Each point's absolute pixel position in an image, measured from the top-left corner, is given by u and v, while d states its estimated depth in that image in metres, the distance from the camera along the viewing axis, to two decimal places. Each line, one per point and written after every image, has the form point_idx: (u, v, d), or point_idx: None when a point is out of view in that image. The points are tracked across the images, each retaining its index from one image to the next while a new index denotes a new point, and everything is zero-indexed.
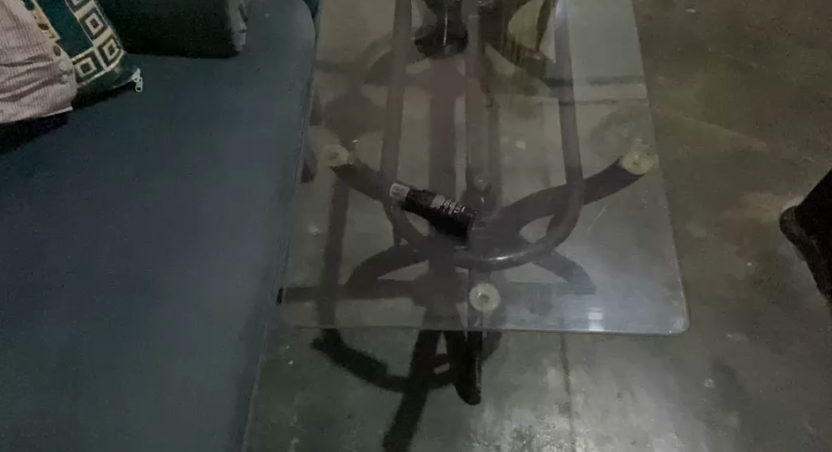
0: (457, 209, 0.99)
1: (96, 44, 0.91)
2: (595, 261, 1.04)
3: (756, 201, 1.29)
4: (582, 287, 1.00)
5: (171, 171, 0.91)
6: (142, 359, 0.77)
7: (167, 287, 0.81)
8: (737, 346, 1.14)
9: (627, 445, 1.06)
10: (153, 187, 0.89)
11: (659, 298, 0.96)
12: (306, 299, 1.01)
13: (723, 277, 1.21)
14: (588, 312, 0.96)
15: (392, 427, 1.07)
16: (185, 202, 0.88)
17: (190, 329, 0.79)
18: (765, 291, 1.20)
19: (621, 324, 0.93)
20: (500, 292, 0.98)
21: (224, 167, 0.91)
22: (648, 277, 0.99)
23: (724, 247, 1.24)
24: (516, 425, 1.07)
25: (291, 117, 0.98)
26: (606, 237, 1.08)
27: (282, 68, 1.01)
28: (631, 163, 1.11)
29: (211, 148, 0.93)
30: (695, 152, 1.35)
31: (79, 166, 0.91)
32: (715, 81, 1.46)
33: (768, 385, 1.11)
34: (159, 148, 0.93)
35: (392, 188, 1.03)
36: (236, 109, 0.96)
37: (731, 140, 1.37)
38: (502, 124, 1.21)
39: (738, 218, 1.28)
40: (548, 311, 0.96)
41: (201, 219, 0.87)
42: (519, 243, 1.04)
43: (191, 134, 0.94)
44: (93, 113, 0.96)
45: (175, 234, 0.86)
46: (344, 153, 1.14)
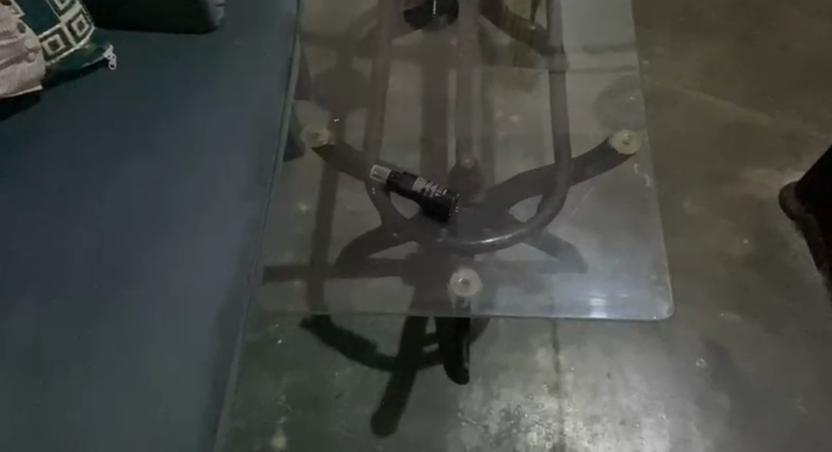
0: (439, 191, 0.98)
1: (63, 20, 0.89)
2: (587, 242, 1.01)
3: (755, 177, 1.27)
4: (568, 271, 0.97)
5: (146, 156, 0.88)
6: (116, 351, 0.75)
7: (141, 277, 0.80)
8: (730, 325, 1.12)
9: (615, 426, 1.05)
10: (128, 173, 0.87)
11: (643, 283, 0.94)
12: (294, 277, 0.99)
13: (718, 254, 1.19)
14: (575, 297, 0.94)
15: (380, 406, 1.06)
16: (163, 189, 0.86)
17: (167, 319, 0.78)
18: (761, 270, 1.17)
19: (607, 310, 0.92)
20: (483, 279, 0.96)
21: (202, 152, 0.89)
22: (634, 261, 0.97)
23: (721, 225, 1.22)
24: (505, 405, 1.06)
25: (272, 98, 0.95)
26: (596, 221, 1.03)
27: (261, 45, 0.98)
28: (621, 142, 1.08)
29: (189, 131, 0.90)
30: (693, 126, 1.32)
31: (53, 151, 0.89)
32: (716, 51, 1.42)
33: (759, 363, 1.09)
34: (135, 132, 0.90)
35: (373, 170, 1.01)
36: (216, 91, 0.94)
37: (732, 113, 1.34)
38: (498, 99, 1.21)
39: (735, 194, 1.25)
40: (531, 298, 0.93)
41: (179, 205, 0.85)
42: (504, 226, 1.02)
43: (168, 117, 0.91)
44: (69, 93, 0.93)
45: (152, 221, 0.84)
46: (325, 132, 1.12)
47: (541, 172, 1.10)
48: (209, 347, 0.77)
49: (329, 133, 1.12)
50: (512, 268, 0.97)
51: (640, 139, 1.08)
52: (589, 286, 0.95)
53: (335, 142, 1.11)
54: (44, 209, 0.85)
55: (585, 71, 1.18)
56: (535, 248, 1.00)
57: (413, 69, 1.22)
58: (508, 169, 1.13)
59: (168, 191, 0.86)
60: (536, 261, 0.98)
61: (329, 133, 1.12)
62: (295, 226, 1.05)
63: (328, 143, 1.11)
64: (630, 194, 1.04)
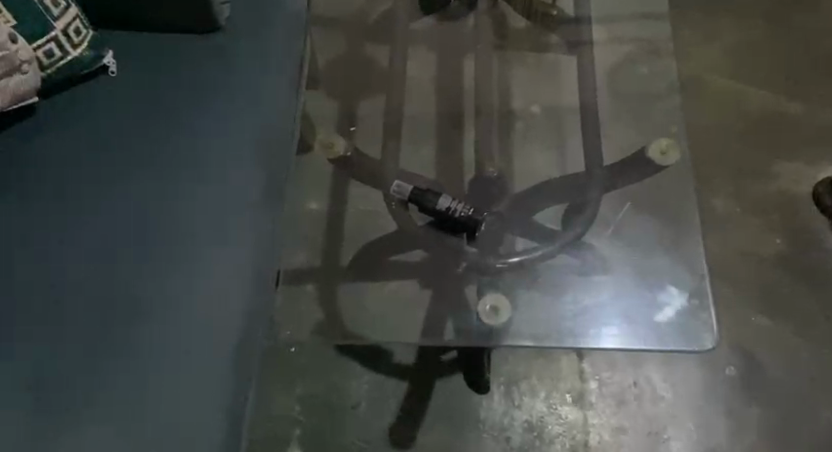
0: (464, 210, 0.92)
1: (58, 27, 0.83)
2: (624, 264, 0.96)
3: (788, 171, 1.21)
4: (602, 295, 0.92)
5: (154, 169, 0.84)
6: (129, 383, 0.71)
7: (152, 302, 0.76)
8: (761, 330, 1.08)
9: (642, 438, 1.01)
10: (135, 188, 0.83)
11: (684, 310, 0.89)
12: (306, 282, 0.98)
13: (749, 255, 1.14)
14: (609, 327, 0.89)
15: (398, 416, 1.03)
16: (171, 203, 0.82)
17: (177, 344, 0.74)
18: (795, 271, 1.12)
19: (643, 340, 0.87)
20: (510, 305, 0.90)
21: (210, 162, 0.85)
22: (671, 285, 0.92)
23: (752, 223, 1.16)
24: (527, 416, 1.03)
25: (282, 102, 0.90)
26: (630, 239, 0.98)
27: (268, 43, 0.93)
28: (658, 152, 1.02)
29: (196, 140, 0.86)
30: (722, 117, 1.26)
31: (55, 165, 0.84)
32: (746, 34, 1.35)
33: (793, 372, 1.05)
34: (138, 142, 0.85)
35: (392, 187, 0.97)
36: (223, 96, 0.89)
37: (763, 102, 1.27)
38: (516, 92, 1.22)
39: (766, 189, 1.19)
40: (562, 328, 0.89)
41: (187, 224, 0.81)
42: (532, 243, 0.96)
43: (173, 125, 0.87)
44: (69, 101, 0.88)
45: (159, 238, 0.80)
46: (340, 142, 1.06)
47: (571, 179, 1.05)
48: (223, 379, 0.72)
49: (343, 143, 1.07)
50: (542, 294, 0.92)
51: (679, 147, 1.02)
52: (624, 314, 0.90)
53: (352, 154, 1.06)
54: (43, 227, 0.80)
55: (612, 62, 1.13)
56: (565, 267, 0.95)
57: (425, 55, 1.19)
58: (536, 173, 1.09)
59: (176, 204, 0.82)
60: (567, 285, 0.94)
61: (345, 144, 1.06)
62: (303, 225, 1.02)
63: (344, 155, 1.05)
64: (667, 212, 0.99)
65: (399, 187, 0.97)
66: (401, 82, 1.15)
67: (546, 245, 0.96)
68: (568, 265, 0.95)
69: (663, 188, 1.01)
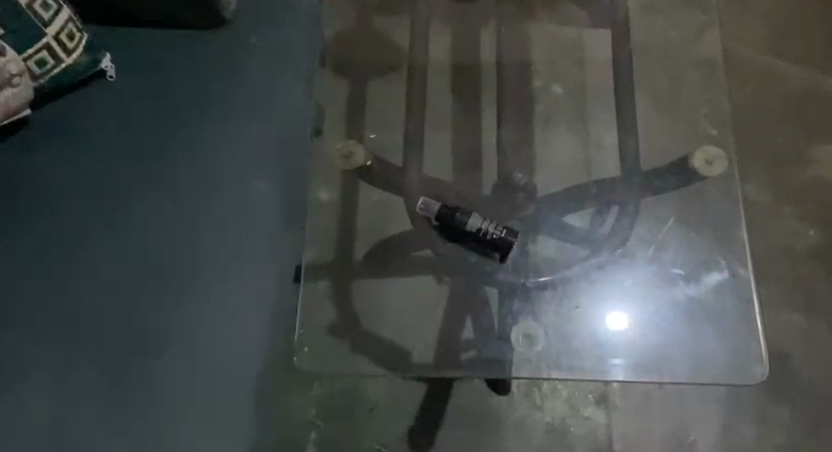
0: (496, 231, 0.90)
1: (50, 33, 0.89)
2: (669, 279, 0.92)
3: (824, 157, 1.15)
4: (650, 317, 0.90)
5: (182, 184, 1.00)
6: (176, 365, 0.90)
7: (191, 295, 0.94)
8: (791, 326, 1.05)
9: (664, 439, 0.99)
10: (168, 199, 0.99)
11: (735, 338, 0.89)
12: (320, 279, 0.99)
13: (780, 246, 1.09)
14: (655, 356, 0.87)
15: (416, 421, 1.00)
16: (212, 210, 0.99)
17: (206, 340, 0.92)
18: (828, 264, 1.08)
19: (688, 372, 0.86)
20: (546, 332, 0.89)
21: (244, 178, 1.02)
22: (723, 310, 0.91)
23: (783, 212, 1.11)
24: (549, 418, 1.01)
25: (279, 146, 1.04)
26: (672, 252, 0.94)
27: (268, 77, 1.09)
28: (704, 162, 1.00)
29: (231, 155, 1.03)
30: (755, 97, 1.19)
31: (88, 179, 0.98)
32: (783, 6, 1.27)
33: (822, 371, 1.02)
34: (159, 166, 1.00)
35: (419, 205, 0.94)
36: (251, 119, 1.06)
37: (800, 80, 1.20)
38: (538, 68, 1.17)
39: (800, 176, 1.14)
40: (610, 353, 0.87)
41: (214, 233, 0.98)
42: (566, 257, 0.94)
43: (210, 142, 1.03)
44: (105, 118, 1.02)
45: (204, 240, 0.97)
46: (360, 152, 1.02)
47: (607, 188, 1.02)
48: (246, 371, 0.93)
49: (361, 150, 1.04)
50: (586, 316, 0.90)
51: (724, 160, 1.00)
52: (674, 339, 0.89)
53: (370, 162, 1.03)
54: (87, 230, 0.95)
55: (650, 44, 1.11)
56: (610, 282, 0.92)
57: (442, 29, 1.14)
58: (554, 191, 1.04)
59: (217, 211, 0.99)
60: (611, 305, 0.90)
61: (364, 150, 1.03)
62: (316, 219, 1.00)
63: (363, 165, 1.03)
64: (718, 228, 0.96)
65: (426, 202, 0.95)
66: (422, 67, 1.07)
67: (588, 263, 0.93)
68: (615, 282, 0.92)
69: (712, 201, 0.97)
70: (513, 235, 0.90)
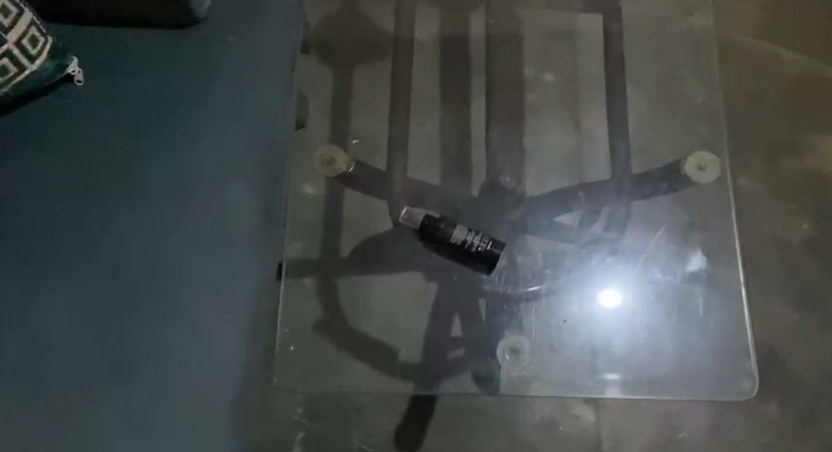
0: (481, 244, 0.92)
1: (11, 40, 0.71)
2: (657, 288, 0.92)
3: (821, 147, 1.12)
4: (644, 329, 0.91)
5: (155, 151, 0.78)
6: (138, 393, 0.70)
7: (160, 300, 0.73)
8: (784, 324, 1.03)
9: (655, 436, 0.99)
10: (140, 172, 0.78)
11: (723, 350, 0.91)
12: (305, 276, 0.98)
13: (775, 240, 1.07)
14: (643, 370, 0.89)
15: (405, 419, 0.99)
16: (161, 239, 0.75)
17: (179, 352, 0.72)
18: (823, 258, 1.06)
19: (676, 389, 0.88)
20: (533, 347, 0.91)
21: (205, 190, 0.78)
22: (714, 321, 0.92)
23: (779, 205, 1.09)
24: (539, 417, 0.99)
25: (273, 109, 0.83)
26: (659, 258, 0.94)
27: (262, 30, 0.85)
28: (695, 167, 0.98)
29: (188, 160, 0.79)
30: (751, 85, 1.16)
31: (42, 147, 0.78)
32: None
33: (814, 368, 1.01)
34: (126, 130, 0.79)
35: (403, 216, 0.99)
36: (212, 110, 0.81)
37: (797, 67, 1.17)
38: (528, 54, 1.13)
39: (795, 167, 1.11)
40: (604, 368, 0.89)
41: (192, 214, 0.77)
42: (552, 264, 0.94)
43: (159, 147, 0.78)
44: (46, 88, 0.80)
45: (151, 283, 0.73)
46: (341, 157, 1.03)
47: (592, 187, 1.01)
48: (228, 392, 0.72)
49: (344, 155, 1.04)
50: (577, 326, 0.91)
51: (717, 162, 0.98)
52: (666, 351, 0.90)
53: (354, 167, 1.04)
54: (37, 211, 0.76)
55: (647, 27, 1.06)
56: (602, 290, 0.92)
57: (431, 18, 1.14)
58: (542, 191, 1.02)
59: (168, 240, 0.75)
60: (599, 317, 0.91)
61: (347, 156, 1.04)
62: (303, 213, 0.99)
63: (345, 170, 1.03)
64: (707, 235, 0.95)
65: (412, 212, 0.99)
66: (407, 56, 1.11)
67: (578, 271, 0.93)
68: (608, 292, 0.92)
69: (703, 209, 0.97)
70: (498, 247, 0.93)
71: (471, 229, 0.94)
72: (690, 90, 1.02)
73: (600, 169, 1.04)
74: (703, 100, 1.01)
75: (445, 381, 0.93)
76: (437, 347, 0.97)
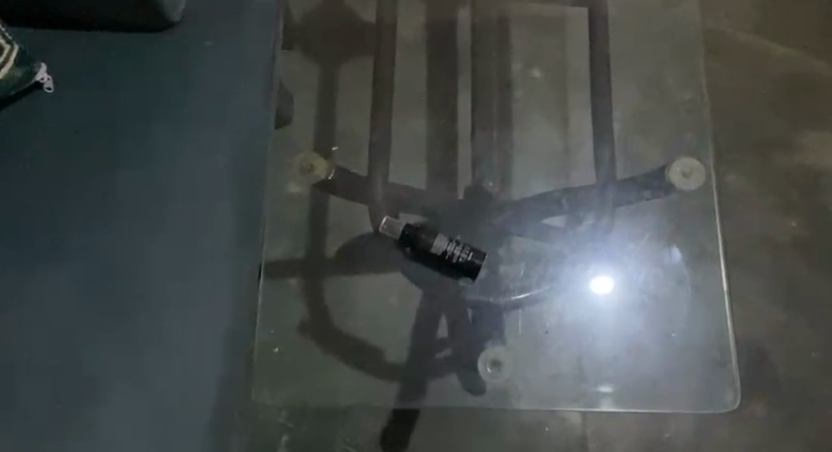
0: (462, 254, 0.87)
1: None
2: (642, 296, 0.92)
3: (811, 144, 1.11)
4: (627, 337, 0.91)
5: (132, 157, 0.76)
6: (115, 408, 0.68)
7: (137, 311, 0.71)
8: (771, 324, 1.03)
9: (640, 437, 0.99)
10: (116, 179, 0.75)
11: (704, 360, 0.91)
12: (289, 276, 0.99)
13: (762, 239, 1.07)
14: (625, 381, 0.90)
15: (392, 420, 0.98)
16: (139, 249, 0.73)
17: (155, 365, 0.70)
18: (810, 257, 1.06)
19: (655, 399, 0.89)
20: (515, 359, 0.90)
21: (184, 196, 0.75)
22: (702, 329, 0.92)
23: (767, 203, 1.08)
24: (525, 418, 0.99)
25: (250, 107, 0.79)
26: (644, 263, 0.93)
27: (241, 27, 0.81)
28: (680, 174, 0.96)
29: (168, 165, 0.76)
30: (742, 80, 1.14)
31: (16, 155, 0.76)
32: None
33: (799, 369, 1.01)
34: (102, 136, 0.76)
35: (383, 225, 0.89)
36: (191, 113, 0.78)
37: (789, 61, 1.15)
38: (516, 47, 1.09)
39: (784, 164, 1.10)
40: (591, 381, 0.89)
41: (170, 222, 0.74)
42: (536, 271, 0.91)
43: (138, 153, 0.76)
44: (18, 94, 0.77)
45: (129, 295, 0.71)
46: (320, 161, 1.00)
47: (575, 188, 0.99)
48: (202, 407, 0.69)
49: (324, 162, 1.01)
50: (559, 336, 0.91)
51: (700, 168, 0.96)
52: (651, 356, 0.91)
53: (332, 176, 1.00)
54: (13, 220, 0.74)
55: (636, 23, 1.04)
56: (582, 300, 0.91)
57: (417, 10, 1.11)
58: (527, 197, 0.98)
59: (146, 250, 0.73)
60: (586, 326, 0.91)
61: (326, 163, 1.01)
62: (286, 211, 1.00)
63: (324, 178, 1.00)
64: (689, 236, 0.95)
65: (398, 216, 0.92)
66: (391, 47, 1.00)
67: (558, 280, 0.91)
68: (589, 303, 0.91)
69: (692, 212, 0.96)
70: (480, 257, 0.87)
71: (453, 237, 0.88)
72: (677, 87, 1.01)
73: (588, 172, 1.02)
74: (692, 96, 1.01)
75: (430, 385, 0.92)
76: (422, 351, 0.94)
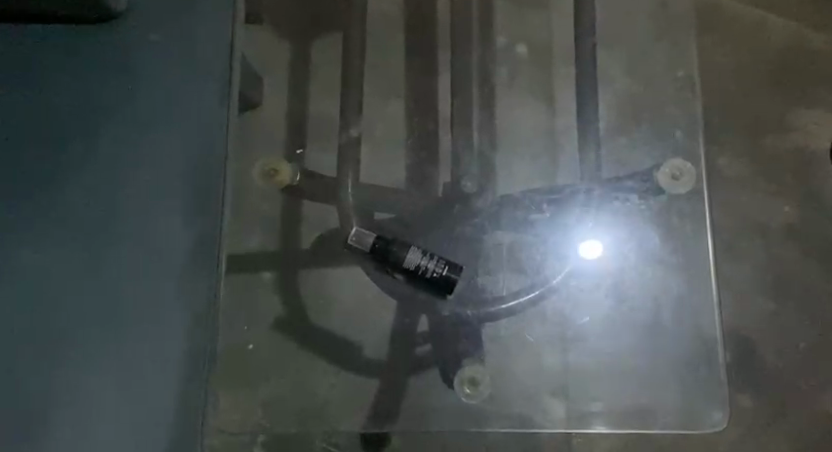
0: (436, 268, 0.83)
1: None
2: (637, 303, 0.86)
3: (807, 124, 1.06)
4: (612, 338, 0.87)
5: (81, 163, 0.70)
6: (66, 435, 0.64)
7: (91, 331, 0.66)
8: (761, 313, 1.00)
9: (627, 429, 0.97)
10: (66, 186, 0.70)
11: (695, 375, 0.85)
12: (263, 270, 0.93)
13: (755, 225, 1.03)
14: (610, 397, 0.85)
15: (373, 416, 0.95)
16: (89, 271, 0.67)
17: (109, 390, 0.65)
18: (803, 243, 1.02)
19: (645, 416, 0.84)
20: (501, 371, 0.86)
21: (136, 214, 0.69)
22: (688, 327, 0.87)
23: (761, 186, 1.04)
24: None
25: (208, 103, 0.71)
26: (641, 269, 0.87)
27: (196, 13, 0.73)
28: (668, 176, 0.89)
29: (117, 179, 0.69)
30: (736, 56, 1.09)
31: None
32: None
33: (789, 358, 0.99)
34: (49, 140, 0.71)
35: (351, 238, 0.83)
36: (142, 122, 0.71)
37: (786, 35, 1.10)
38: (500, 22, 1.03)
39: (778, 145, 1.05)
40: (575, 385, 0.85)
41: (123, 233, 0.68)
42: (521, 279, 0.86)
43: (86, 167, 0.70)
44: None
45: (79, 325, 0.66)
46: (284, 166, 0.94)
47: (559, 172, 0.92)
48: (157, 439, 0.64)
49: (289, 166, 0.95)
50: (541, 346, 0.87)
51: (688, 168, 0.90)
52: (637, 354, 0.86)
53: (300, 180, 0.95)
54: None
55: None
56: (570, 311, 0.87)
57: None
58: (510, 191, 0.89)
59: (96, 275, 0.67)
60: (577, 336, 0.86)
61: (290, 166, 0.95)
62: (259, 204, 0.94)
63: (291, 183, 0.94)
64: (679, 229, 0.89)
65: (370, 218, 0.86)
66: (359, 20, 0.95)
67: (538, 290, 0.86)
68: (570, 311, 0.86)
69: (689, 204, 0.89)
70: (455, 271, 0.83)
71: (425, 250, 0.84)
72: (668, 66, 0.96)
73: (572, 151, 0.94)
74: (684, 74, 0.95)
75: (407, 394, 0.89)
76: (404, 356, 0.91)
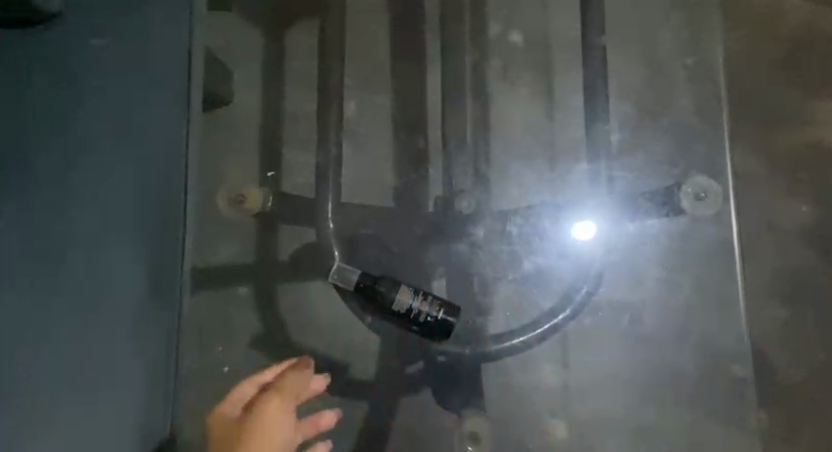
0: (432, 314, 0.70)
1: None
2: (646, 320, 0.85)
3: (823, 116, 0.98)
4: (621, 356, 0.85)
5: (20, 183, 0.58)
6: None
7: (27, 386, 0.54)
8: (780, 323, 0.93)
9: None
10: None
11: (706, 397, 0.84)
12: (240, 284, 0.86)
13: (771, 226, 0.95)
14: (617, 421, 0.84)
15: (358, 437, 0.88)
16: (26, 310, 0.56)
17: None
18: (823, 246, 0.95)
19: (653, 443, 0.83)
20: (501, 389, 0.84)
21: (86, 245, 0.57)
22: (699, 350, 0.85)
23: (777, 185, 0.96)
24: None
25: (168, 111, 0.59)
26: (650, 288, 0.86)
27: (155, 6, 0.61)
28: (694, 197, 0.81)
29: (61, 207, 0.58)
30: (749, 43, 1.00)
31: None
32: None
33: (810, 371, 0.91)
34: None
35: (333, 277, 0.74)
36: (89, 129, 0.59)
37: (801, 20, 1.01)
38: None
39: (794, 140, 0.98)
40: (577, 402, 0.84)
41: (68, 266, 0.56)
42: (527, 299, 0.81)
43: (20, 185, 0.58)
44: None
45: (12, 384, 0.54)
46: (254, 191, 0.84)
47: (561, 177, 0.84)
48: None
49: (260, 192, 0.84)
50: (543, 361, 0.85)
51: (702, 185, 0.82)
52: (646, 376, 0.84)
53: (272, 204, 0.85)
54: None
55: None
56: (580, 332, 0.85)
57: None
58: (505, 203, 0.83)
59: (33, 323, 0.55)
60: (582, 341, 0.85)
61: (261, 190, 0.85)
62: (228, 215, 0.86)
63: (260, 208, 0.84)
64: (687, 251, 0.87)
65: (351, 242, 0.78)
66: (340, 13, 0.79)
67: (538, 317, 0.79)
68: (589, 332, 0.85)
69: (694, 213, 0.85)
70: (453, 313, 0.71)
71: (420, 290, 0.71)
72: (679, 55, 0.90)
73: (578, 150, 0.85)
74: (693, 62, 0.89)
75: (400, 412, 0.84)
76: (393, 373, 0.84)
